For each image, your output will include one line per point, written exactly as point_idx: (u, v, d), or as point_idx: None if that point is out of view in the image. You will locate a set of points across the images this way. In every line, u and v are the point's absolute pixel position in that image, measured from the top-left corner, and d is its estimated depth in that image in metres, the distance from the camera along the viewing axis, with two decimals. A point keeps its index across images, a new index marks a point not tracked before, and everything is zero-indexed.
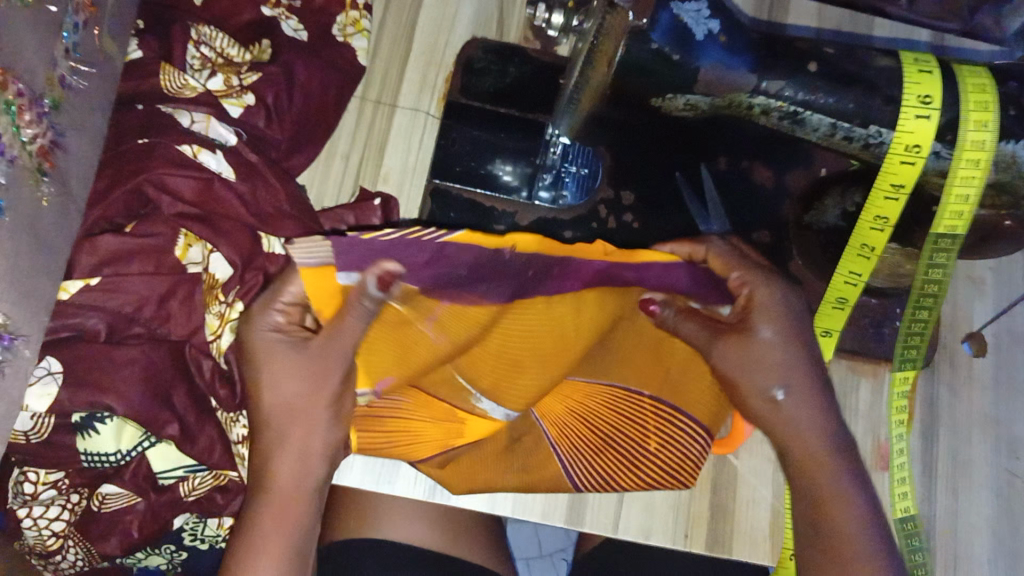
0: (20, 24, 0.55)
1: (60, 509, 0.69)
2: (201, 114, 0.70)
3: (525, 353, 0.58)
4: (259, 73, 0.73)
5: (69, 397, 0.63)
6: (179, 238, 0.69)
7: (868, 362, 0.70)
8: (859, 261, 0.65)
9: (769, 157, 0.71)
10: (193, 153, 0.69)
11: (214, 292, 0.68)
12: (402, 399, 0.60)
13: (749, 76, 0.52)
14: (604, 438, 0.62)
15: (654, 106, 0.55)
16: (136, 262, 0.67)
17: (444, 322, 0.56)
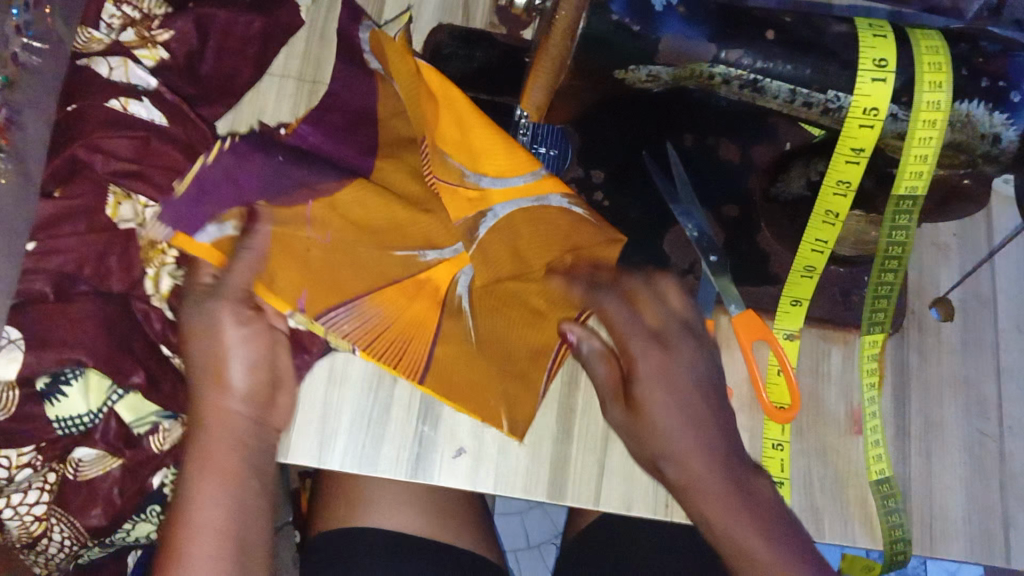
0: None
1: (38, 492, 0.70)
2: (116, 59, 0.74)
3: (382, 221, 0.66)
4: (171, 30, 0.75)
5: (37, 359, 0.67)
6: (110, 195, 0.72)
7: (837, 328, 0.71)
8: (825, 228, 0.67)
9: (733, 134, 0.73)
10: (121, 106, 0.73)
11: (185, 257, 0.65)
12: (368, 308, 0.63)
13: (708, 45, 0.53)
14: (412, 314, 0.64)
15: (618, 79, 0.56)
16: (69, 225, 0.71)
17: (325, 221, 0.64)
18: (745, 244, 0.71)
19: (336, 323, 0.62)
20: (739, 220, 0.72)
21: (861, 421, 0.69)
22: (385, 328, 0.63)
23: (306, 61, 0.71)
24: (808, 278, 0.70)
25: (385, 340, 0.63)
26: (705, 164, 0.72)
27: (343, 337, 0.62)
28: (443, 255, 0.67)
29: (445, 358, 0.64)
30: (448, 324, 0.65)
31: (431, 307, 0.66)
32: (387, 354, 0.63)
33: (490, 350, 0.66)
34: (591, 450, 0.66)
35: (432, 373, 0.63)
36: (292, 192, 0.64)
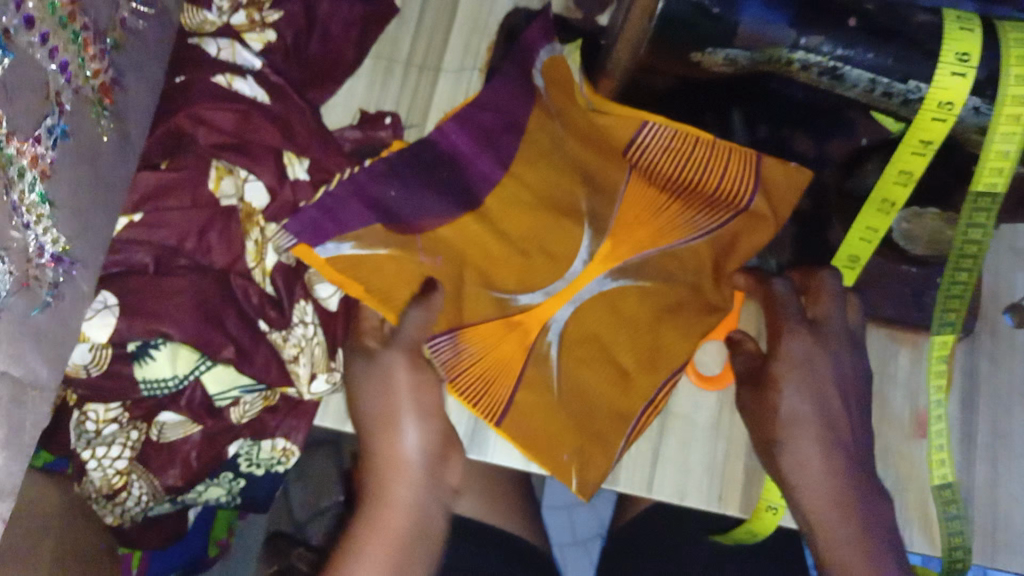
0: None
1: (122, 447, 0.61)
2: (226, 40, 0.64)
3: (490, 237, 0.65)
4: (281, 12, 0.68)
5: (126, 327, 0.56)
6: (212, 169, 0.61)
7: (906, 329, 0.70)
8: (878, 216, 0.65)
9: (810, 129, 0.70)
10: (226, 82, 0.62)
11: (254, 218, 0.62)
12: (473, 346, 0.63)
13: (788, 31, 0.52)
14: (502, 361, 0.64)
15: (693, 62, 0.56)
16: (172, 198, 0.61)
17: (429, 249, 0.63)
18: (816, 238, 0.71)
19: (436, 353, 0.62)
20: (810, 214, 0.71)
21: (925, 424, 0.68)
22: (473, 364, 0.63)
23: (381, 40, 0.70)
24: (851, 268, 0.68)
25: (471, 376, 0.63)
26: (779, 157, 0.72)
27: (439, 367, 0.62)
28: (535, 299, 0.65)
29: (524, 408, 0.63)
30: (534, 370, 0.64)
31: (520, 353, 0.64)
32: (475, 391, 0.63)
33: (571, 406, 0.64)
34: (646, 439, 0.66)
35: (511, 419, 0.63)
36: (398, 225, 0.63)
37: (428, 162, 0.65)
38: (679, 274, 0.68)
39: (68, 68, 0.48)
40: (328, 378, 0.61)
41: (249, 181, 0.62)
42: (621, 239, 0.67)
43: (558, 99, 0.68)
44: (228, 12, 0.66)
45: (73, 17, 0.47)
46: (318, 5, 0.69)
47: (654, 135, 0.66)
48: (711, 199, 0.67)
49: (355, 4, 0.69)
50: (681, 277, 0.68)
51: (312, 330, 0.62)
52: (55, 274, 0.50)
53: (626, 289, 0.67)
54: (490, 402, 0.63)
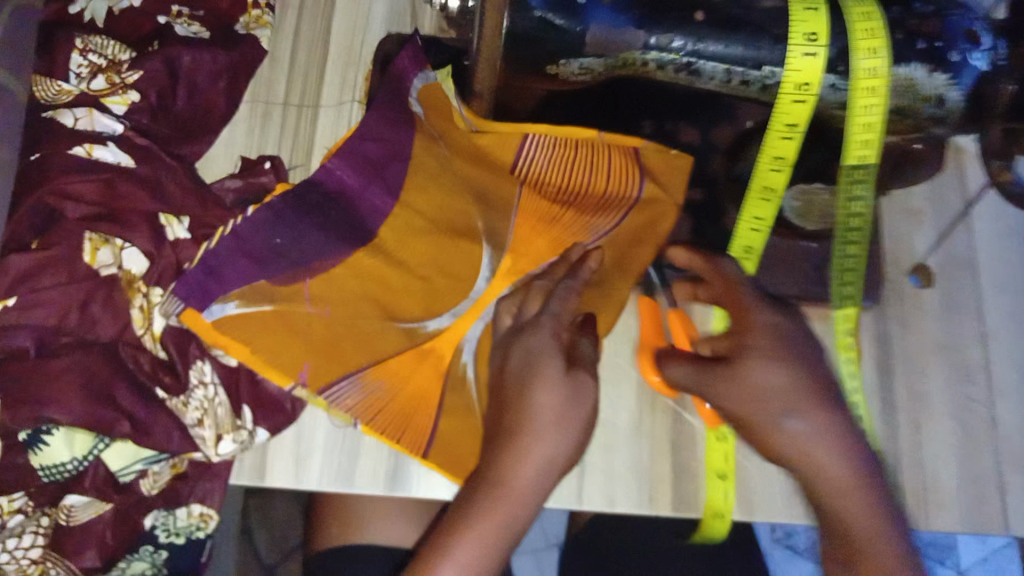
0: None
1: (33, 535, 0.61)
2: (82, 109, 0.65)
3: (386, 269, 0.64)
4: (140, 71, 0.67)
5: (11, 417, 0.57)
6: (86, 242, 0.62)
7: (813, 305, 0.69)
8: (761, 205, 0.63)
9: (692, 117, 0.73)
10: (86, 152, 0.64)
11: (135, 284, 0.62)
12: (384, 379, 0.61)
13: (637, 32, 0.53)
14: (418, 390, 0.61)
15: (551, 75, 0.56)
16: (49, 275, 0.61)
17: (321, 295, 0.62)
18: (712, 227, 0.70)
19: (338, 398, 0.59)
20: (703, 204, 0.71)
21: None
22: (389, 400, 0.60)
23: (257, 82, 0.68)
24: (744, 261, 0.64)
25: (387, 415, 0.60)
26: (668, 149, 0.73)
27: (344, 413, 0.60)
28: (443, 322, 0.64)
29: (448, 433, 0.60)
30: (453, 397, 0.62)
31: (436, 380, 0.62)
32: (396, 427, 0.60)
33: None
34: None
35: (436, 449, 0.60)
36: (291, 272, 0.62)
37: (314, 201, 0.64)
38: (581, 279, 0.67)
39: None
40: (235, 438, 0.60)
41: (125, 248, 0.62)
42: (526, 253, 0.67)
43: (443, 126, 0.69)
44: (87, 79, 0.67)
45: None
46: (180, 60, 0.68)
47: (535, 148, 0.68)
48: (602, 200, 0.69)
49: (219, 53, 0.68)
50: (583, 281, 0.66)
51: (211, 388, 0.61)
52: None
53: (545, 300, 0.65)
54: (413, 433, 0.60)
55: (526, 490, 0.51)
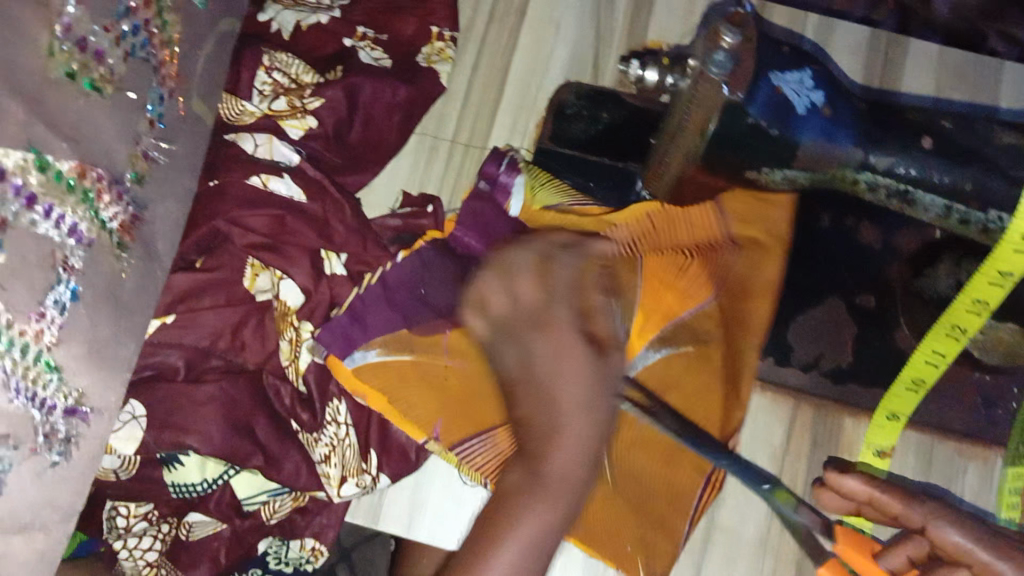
0: (94, 105, 0.40)
1: (153, 539, 0.59)
2: (262, 135, 0.61)
3: None
4: (321, 98, 0.63)
5: (155, 440, 0.56)
6: (247, 267, 0.60)
7: (976, 445, 0.64)
8: (947, 342, 0.58)
9: (877, 217, 0.68)
10: (262, 183, 0.59)
11: (288, 318, 0.59)
12: None
13: (854, 151, 0.49)
14: None
15: (750, 179, 0.52)
16: (208, 296, 0.58)
17: (455, 347, 0.56)
18: (879, 339, 0.66)
19: (470, 455, 0.55)
20: (876, 313, 0.66)
21: None
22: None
23: (428, 114, 0.66)
24: (910, 394, 0.63)
25: None
26: (841, 245, 0.68)
27: (474, 472, 0.56)
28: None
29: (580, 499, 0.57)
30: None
31: None
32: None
33: (627, 485, 0.59)
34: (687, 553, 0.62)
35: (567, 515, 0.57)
36: (432, 321, 0.56)
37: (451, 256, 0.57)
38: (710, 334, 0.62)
39: (78, 228, 0.39)
40: (358, 482, 0.57)
41: (284, 280, 0.59)
42: (655, 312, 0.61)
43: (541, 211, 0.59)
44: (269, 98, 0.63)
45: (81, 171, 0.39)
46: (360, 90, 0.65)
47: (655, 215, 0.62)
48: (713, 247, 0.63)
49: (399, 87, 0.65)
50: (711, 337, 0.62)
51: (342, 429, 0.58)
52: (70, 427, 0.42)
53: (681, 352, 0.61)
54: None
55: (568, 476, 0.45)
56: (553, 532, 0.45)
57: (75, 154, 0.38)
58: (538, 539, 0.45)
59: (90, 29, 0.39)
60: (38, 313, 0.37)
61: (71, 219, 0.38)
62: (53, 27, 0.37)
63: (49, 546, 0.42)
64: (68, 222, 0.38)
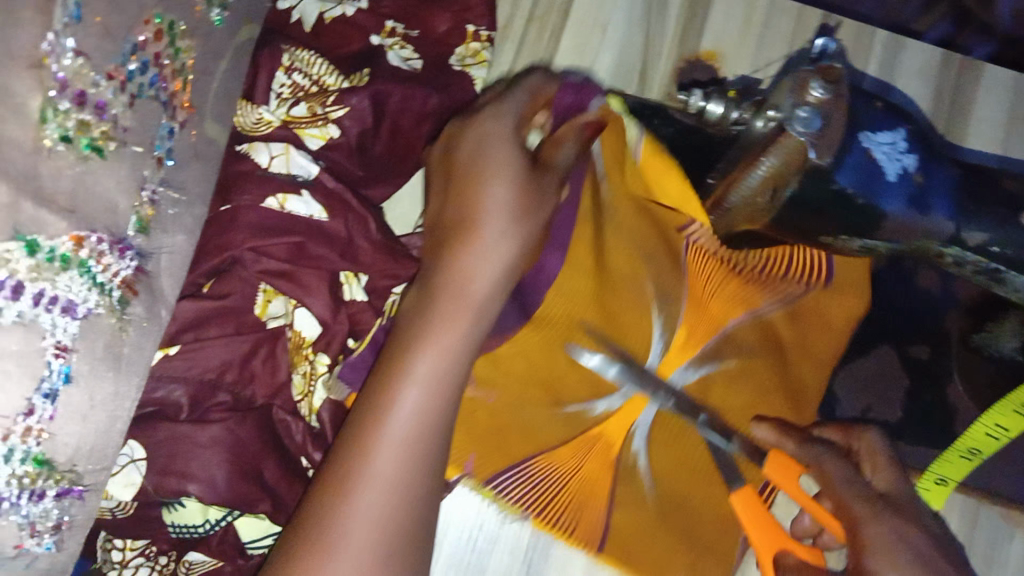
0: (101, 173, 0.35)
1: (149, 573, 0.51)
2: (279, 145, 0.55)
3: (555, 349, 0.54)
4: (345, 107, 0.57)
5: (155, 486, 0.50)
6: (258, 293, 0.54)
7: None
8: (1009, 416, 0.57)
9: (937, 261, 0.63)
10: (279, 204, 0.53)
11: (302, 350, 0.54)
12: (548, 459, 0.52)
13: (946, 224, 0.44)
14: (584, 480, 0.52)
15: (823, 243, 0.47)
16: (215, 325, 0.52)
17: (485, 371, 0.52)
18: (930, 395, 0.61)
19: (508, 489, 0.51)
20: (931, 365, 0.62)
21: None
22: (559, 489, 0.52)
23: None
24: (966, 460, 0.59)
25: (557, 505, 0.52)
26: (899, 289, 0.63)
27: (512, 505, 0.51)
28: (616, 403, 0.54)
29: (621, 537, 0.52)
30: (628, 489, 0.53)
31: (606, 469, 0.53)
32: (566, 516, 0.52)
33: (676, 518, 0.54)
34: None
35: (610, 540, 0.52)
36: None
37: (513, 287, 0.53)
38: (750, 352, 0.57)
39: (75, 306, 0.34)
40: None
41: (298, 308, 0.54)
42: (690, 325, 0.56)
43: (620, 206, 0.55)
44: (287, 103, 0.56)
45: (82, 242, 0.34)
46: (387, 98, 0.59)
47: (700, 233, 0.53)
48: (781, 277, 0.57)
49: (431, 95, 0.59)
50: (759, 354, 0.57)
51: None
52: (67, 511, 0.37)
53: (721, 372, 0.56)
54: (585, 526, 0.52)
55: (441, 359, 0.39)
56: (431, 418, 0.38)
57: (71, 227, 0.33)
58: (401, 475, 0.37)
59: (91, 81, 0.33)
60: (26, 412, 0.33)
61: (63, 297, 0.33)
62: (49, 90, 0.31)
63: None
64: (60, 302, 0.33)
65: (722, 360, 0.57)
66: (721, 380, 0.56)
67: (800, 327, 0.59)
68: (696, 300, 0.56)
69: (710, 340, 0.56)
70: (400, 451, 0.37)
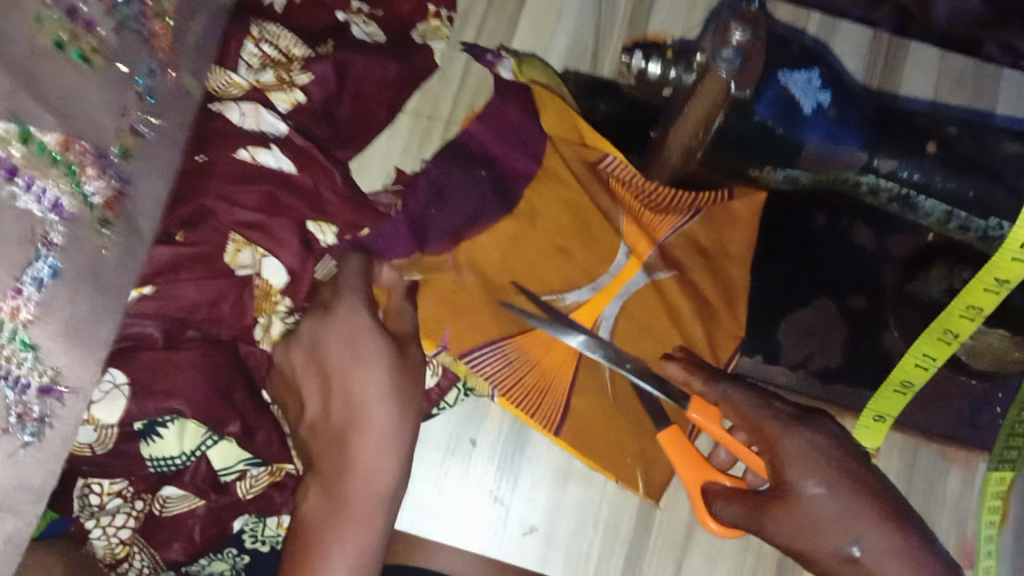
0: (92, 88, 0.43)
1: (127, 516, 0.59)
2: (249, 104, 0.59)
3: (528, 257, 0.59)
4: (311, 73, 0.62)
5: (138, 406, 0.54)
6: (229, 244, 0.58)
7: (959, 449, 0.65)
8: (938, 346, 0.57)
9: (870, 219, 0.68)
10: (251, 156, 0.57)
11: (270, 295, 0.59)
12: (514, 341, 0.57)
13: (858, 153, 0.48)
14: (549, 375, 0.58)
15: (751, 175, 0.53)
16: (186, 270, 0.56)
17: (466, 262, 0.58)
18: (868, 341, 0.65)
19: (480, 367, 0.57)
20: (865, 314, 0.66)
21: (970, 555, 0.62)
22: (525, 373, 0.57)
23: (419, 95, 0.66)
24: (898, 396, 0.61)
25: (525, 386, 0.57)
26: (836, 247, 0.67)
27: (485, 380, 0.57)
28: (584, 295, 0.59)
29: (579, 415, 0.58)
30: (587, 374, 0.58)
31: (571, 359, 0.58)
32: (530, 401, 0.57)
33: (627, 405, 0.59)
34: (670, 550, 0.62)
35: (569, 427, 0.58)
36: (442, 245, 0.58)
37: (501, 181, 0.60)
38: (686, 262, 0.62)
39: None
40: None
41: (267, 256, 0.59)
42: (633, 239, 0.61)
43: (558, 159, 0.61)
44: (257, 70, 0.60)
45: (69, 145, 0.41)
46: (350, 66, 0.63)
47: (615, 165, 0.61)
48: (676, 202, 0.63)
49: (391, 64, 0.64)
50: (691, 266, 0.63)
51: None
52: (44, 407, 0.40)
53: (659, 283, 0.61)
54: (548, 413, 0.57)
55: (373, 477, 0.51)
56: (398, 448, 0.52)
57: (59, 127, 0.40)
58: (375, 464, 0.51)
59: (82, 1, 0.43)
60: (14, 291, 0.39)
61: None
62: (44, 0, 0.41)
63: (18, 530, 0.40)
64: (48, 195, 0.40)
65: (657, 274, 0.61)
66: (660, 287, 0.61)
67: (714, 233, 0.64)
68: (635, 218, 0.62)
69: (650, 252, 0.62)
70: (367, 480, 0.51)
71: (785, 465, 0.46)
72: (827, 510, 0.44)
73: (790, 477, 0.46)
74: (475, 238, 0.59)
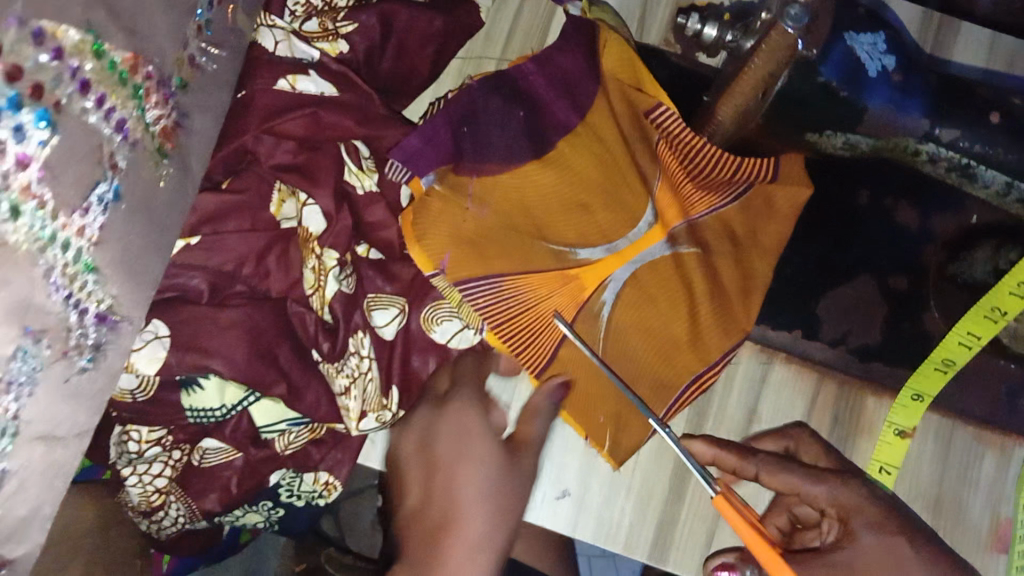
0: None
1: (163, 466, 0.60)
2: (281, 31, 0.57)
3: (543, 198, 0.58)
4: (355, 23, 0.61)
5: (177, 362, 0.54)
6: (275, 191, 0.57)
7: (995, 431, 0.63)
8: (983, 325, 0.57)
9: (915, 198, 0.67)
10: (291, 85, 0.56)
11: (310, 244, 0.57)
12: (522, 281, 0.55)
13: (920, 121, 0.47)
14: (545, 316, 0.56)
15: (809, 142, 0.52)
16: (233, 220, 0.56)
17: (480, 194, 0.57)
18: (909, 321, 0.65)
19: (475, 297, 0.55)
20: (908, 294, 0.65)
21: (1006, 539, 0.61)
22: (518, 310, 0.56)
23: (473, 38, 0.65)
24: (941, 374, 0.61)
25: (513, 326, 0.56)
26: (878, 224, 0.67)
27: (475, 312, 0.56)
28: (597, 254, 0.58)
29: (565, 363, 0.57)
30: (583, 326, 0.58)
31: (572, 306, 0.57)
32: (519, 339, 0.56)
33: (615, 364, 0.59)
34: (703, 520, 0.61)
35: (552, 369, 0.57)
36: (466, 166, 0.57)
37: (535, 126, 0.59)
38: (716, 246, 0.61)
39: (125, 125, 0.37)
40: (379, 417, 0.57)
41: (307, 205, 0.57)
42: (662, 207, 0.60)
43: (604, 102, 0.59)
44: (301, 19, 0.61)
45: (134, 69, 0.37)
46: (395, 17, 0.62)
47: (665, 117, 0.57)
48: (725, 180, 0.60)
49: (436, 18, 0.62)
50: (719, 250, 0.61)
51: (366, 362, 0.58)
52: (99, 334, 0.40)
53: (679, 257, 0.60)
54: (534, 353, 0.57)
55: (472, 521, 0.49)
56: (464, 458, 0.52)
57: (128, 45, 0.36)
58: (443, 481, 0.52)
59: None
60: (82, 210, 0.35)
61: (119, 112, 0.37)
62: None
63: (66, 459, 0.41)
64: (115, 116, 0.36)
65: (678, 248, 0.60)
66: (679, 262, 0.60)
67: (750, 217, 0.61)
68: (673, 186, 0.60)
69: (677, 224, 0.60)
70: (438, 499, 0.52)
71: (852, 516, 0.47)
72: (876, 554, 0.45)
73: (855, 527, 0.47)
74: (497, 175, 0.57)
